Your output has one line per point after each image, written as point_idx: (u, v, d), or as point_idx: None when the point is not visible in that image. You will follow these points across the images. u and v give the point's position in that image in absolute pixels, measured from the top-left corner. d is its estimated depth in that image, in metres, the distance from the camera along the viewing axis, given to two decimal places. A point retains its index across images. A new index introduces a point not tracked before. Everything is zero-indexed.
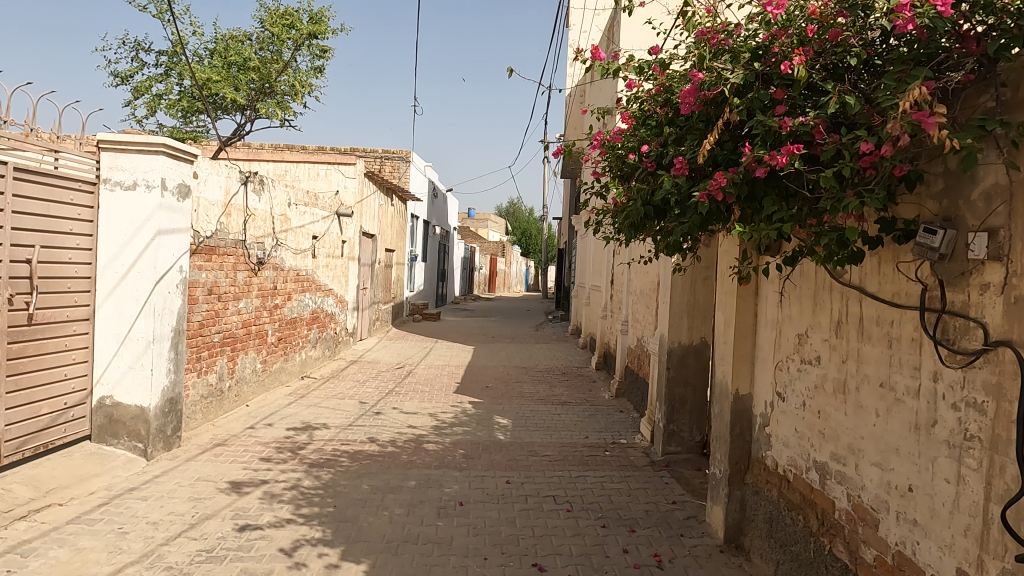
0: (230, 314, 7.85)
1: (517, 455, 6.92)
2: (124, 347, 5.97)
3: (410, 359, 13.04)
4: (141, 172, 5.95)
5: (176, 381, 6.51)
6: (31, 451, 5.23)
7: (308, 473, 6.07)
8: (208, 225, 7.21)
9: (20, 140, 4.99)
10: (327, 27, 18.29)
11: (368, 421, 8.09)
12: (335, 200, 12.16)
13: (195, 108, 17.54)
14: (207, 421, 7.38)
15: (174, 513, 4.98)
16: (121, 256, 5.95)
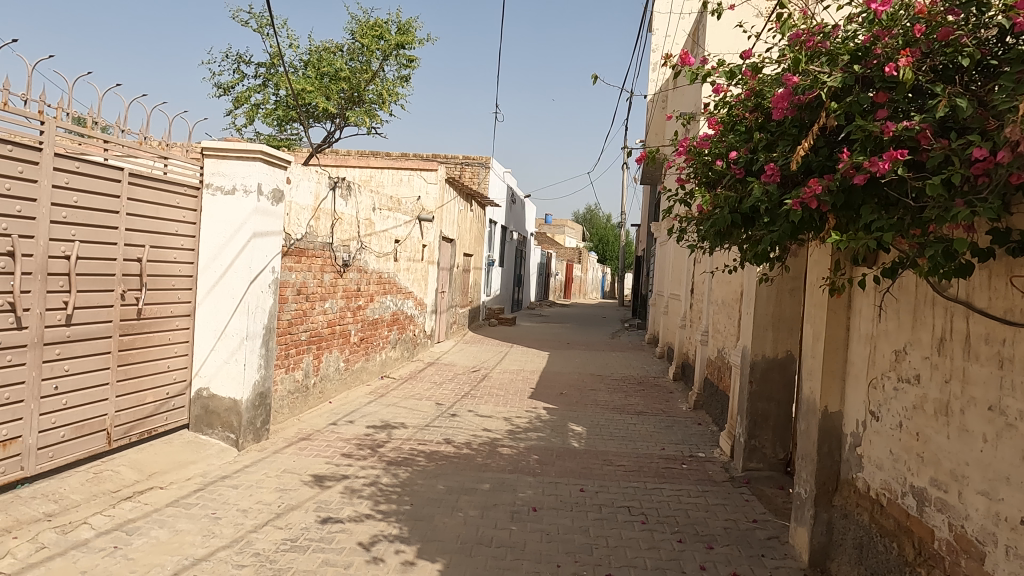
0: (317, 314, 8.19)
1: (591, 463, 6.86)
2: (220, 343, 6.32)
3: (486, 363, 13.17)
4: (239, 179, 6.28)
5: (266, 376, 6.83)
6: (136, 436, 5.63)
7: (386, 470, 6.23)
8: (298, 228, 7.56)
9: (134, 148, 5.39)
10: (414, 37, 18.84)
11: (444, 422, 8.23)
12: (416, 204, 12.48)
13: (289, 116, 18.41)
14: (293, 415, 7.70)
15: (262, 502, 5.23)
16: (220, 257, 6.30)
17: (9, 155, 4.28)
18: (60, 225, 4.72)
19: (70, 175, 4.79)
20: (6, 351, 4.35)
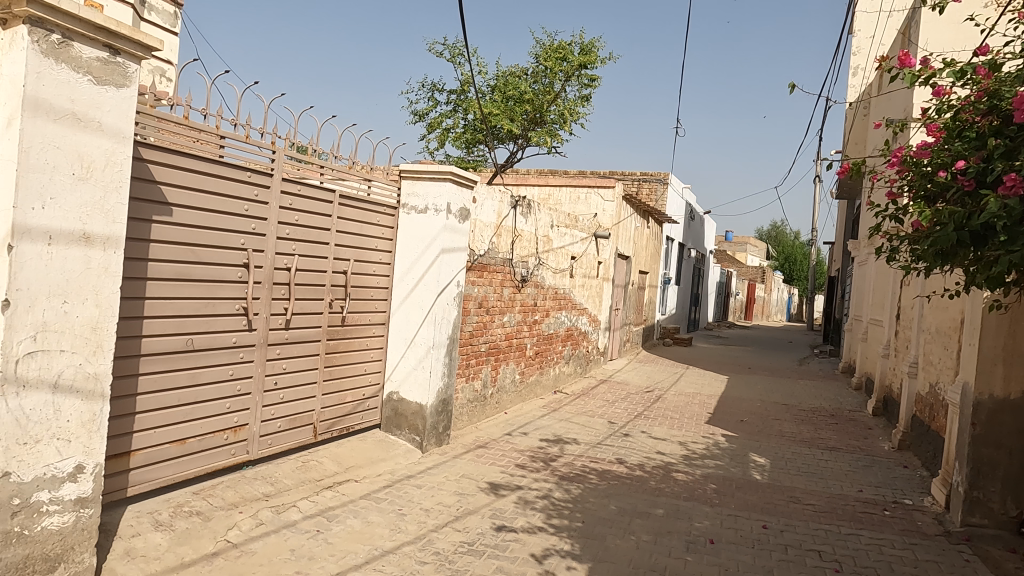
0: (496, 327, 8.52)
1: (775, 498, 6.38)
2: (409, 351, 6.79)
3: (661, 384, 12.81)
4: (431, 198, 6.74)
5: (449, 385, 7.20)
6: (337, 431, 6.23)
7: (559, 485, 6.28)
8: (481, 244, 7.94)
9: (344, 172, 6.02)
10: (596, 57, 19.07)
11: (617, 441, 8.13)
12: (592, 221, 12.55)
13: (476, 138, 19.49)
14: (472, 423, 8.06)
15: (442, 504, 5.52)
16: (412, 271, 6.78)
17: (247, 181, 4.99)
18: (284, 241, 5.38)
19: (293, 197, 5.45)
20: (239, 349, 5.04)
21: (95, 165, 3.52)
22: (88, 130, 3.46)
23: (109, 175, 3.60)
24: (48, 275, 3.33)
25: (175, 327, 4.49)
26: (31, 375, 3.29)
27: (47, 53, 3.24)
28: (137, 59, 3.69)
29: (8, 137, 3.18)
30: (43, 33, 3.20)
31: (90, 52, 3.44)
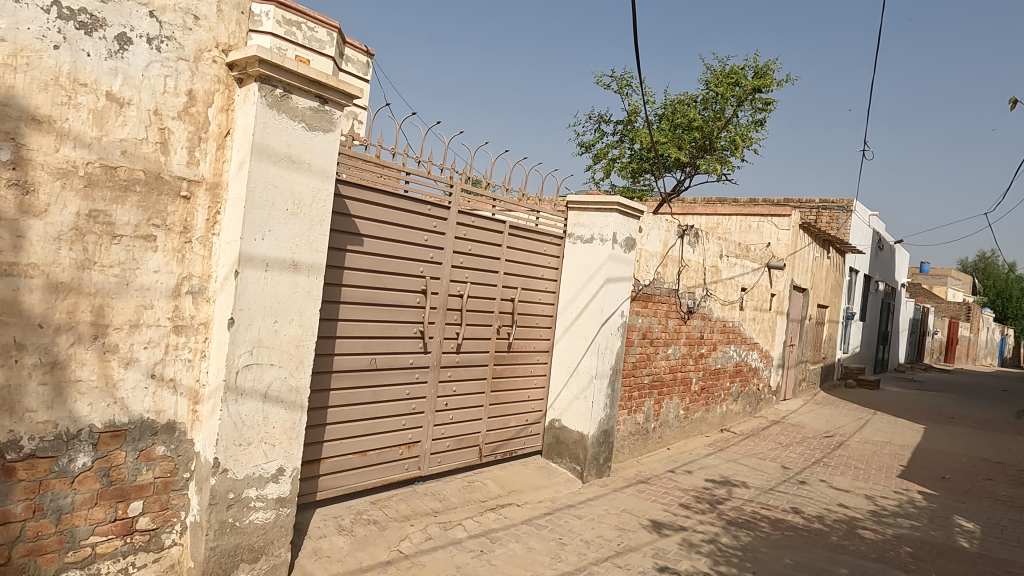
0: (660, 359, 8.31)
1: (988, 571, 5.52)
2: (572, 379, 6.82)
3: (843, 429, 11.69)
4: (598, 228, 6.78)
5: (611, 416, 7.11)
6: (501, 455, 6.41)
7: (726, 530, 5.93)
8: (647, 274, 7.82)
9: (513, 204, 6.27)
10: (772, 79, 18.21)
11: (791, 489, 7.52)
12: (766, 251, 11.89)
13: (642, 168, 19.36)
14: (633, 457, 7.89)
15: (603, 537, 5.44)
16: (576, 300, 6.84)
17: (428, 213, 5.36)
18: (458, 269, 5.70)
19: (468, 227, 5.76)
20: (415, 370, 5.37)
21: (305, 201, 3.98)
22: (300, 170, 3.93)
23: (315, 209, 4.05)
24: (264, 298, 3.81)
25: (361, 347, 4.90)
26: (247, 385, 3.76)
27: (271, 105, 3.74)
28: (342, 107, 4.14)
29: (240, 179, 3.70)
30: (269, 88, 3.71)
31: (304, 102, 3.92)
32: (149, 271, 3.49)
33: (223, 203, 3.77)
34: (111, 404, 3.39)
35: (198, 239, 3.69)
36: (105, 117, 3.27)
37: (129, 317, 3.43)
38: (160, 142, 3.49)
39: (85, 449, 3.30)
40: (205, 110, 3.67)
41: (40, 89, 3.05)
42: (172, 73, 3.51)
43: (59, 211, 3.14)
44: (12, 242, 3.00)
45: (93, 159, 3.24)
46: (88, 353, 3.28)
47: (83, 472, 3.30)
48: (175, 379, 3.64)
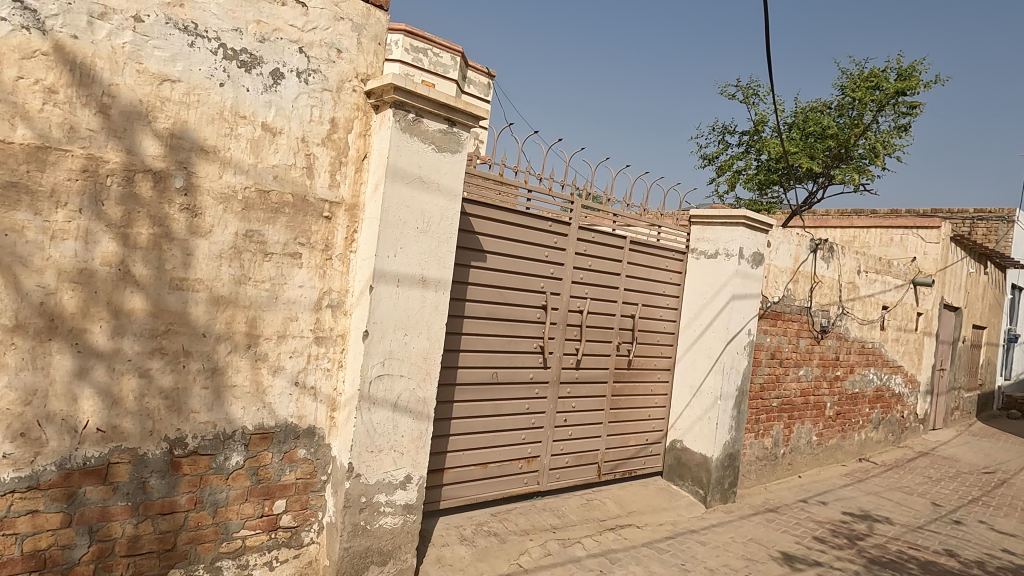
0: (790, 381, 7.85)
1: None
2: (695, 400, 6.59)
3: (1005, 466, 10.46)
4: (723, 243, 6.54)
5: (737, 439, 6.79)
6: (620, 474, 6.30)
7: (868, 569, 5.47)
8: (776, 291, 7.44)
9: (634, 219, 6.20)
10: (918, 81, 16.84)
11: (944, 529, 6.82)
12: (911, 266, 10.94)
13: (769, 179, 18.50)
14: (760, 484, 7.49)
15: (729, 566, 5.19)
16: (700, 318, 6.62)
17: (549, 230, 5.41)
18: (578, 284, 5.70)
19: (588, 243, 5.76)
20: (535, 385, 5.42)
21: (433, 219, 4.15)
22: (430, 190, 4.11)
23: (443, 227, 4.21)
24: (396, 312, 4.00)
25: (484, 361, 5.02)
26: (379, 394, 3.95)
27: (404, 129, 3.94)
28: (469, 128, 4.29)
29: (375, 199, 3.92)
30: (403, 113, 3.93)
31: (433, 125, 4.10)
32: (294, 286, 3.77)
33: (359, 222, 4.01)
34: (261, 408, 3.68)
35: (337, 257, 3.95)
36: (261, 146, 3.59)
37: (277, 328, 3.71)
38: (306, 167, 3.78)
39: (238, 448, 3.61)
40: (345, 135, 3.94)
41: (208, 122, 3.40)
42: (318, 103, 3.80)
43: (221, 232, 3.47)
44: (183, 259, 3.35)
45: (250, 184, 3.56)
46: (242, 360, 3.59)
47: (236, 469, 3.60)
48: (315, 387, 3.90)
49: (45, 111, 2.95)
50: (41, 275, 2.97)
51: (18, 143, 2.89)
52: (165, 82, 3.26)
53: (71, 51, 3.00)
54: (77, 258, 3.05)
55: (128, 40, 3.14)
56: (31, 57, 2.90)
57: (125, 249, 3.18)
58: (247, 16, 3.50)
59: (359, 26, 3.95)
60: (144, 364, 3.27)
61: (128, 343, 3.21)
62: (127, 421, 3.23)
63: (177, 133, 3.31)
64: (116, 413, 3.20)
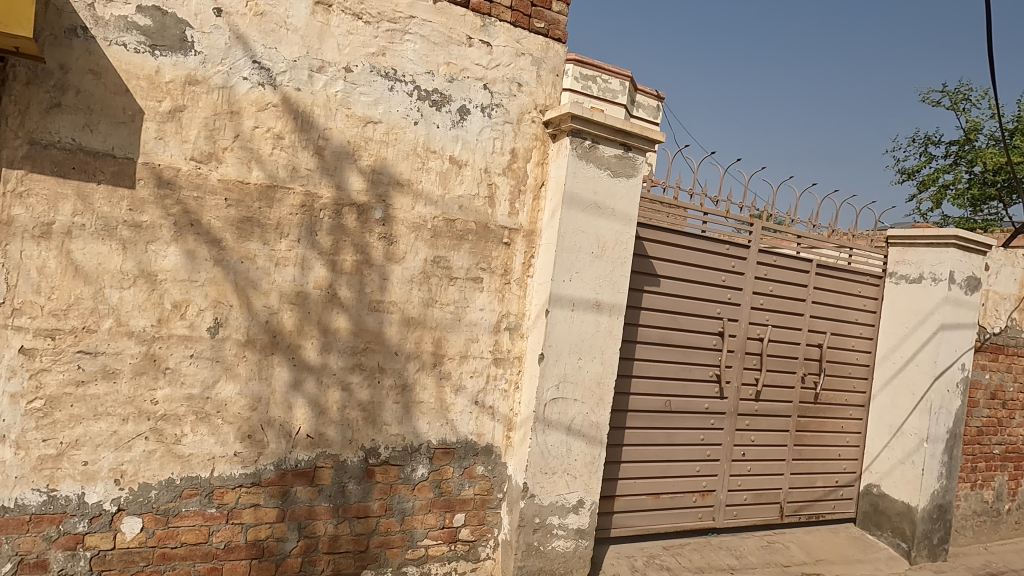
0: (1017, 425, 6.77)
1: None
2: (895, 441, 5.91)
3: None
4: (928, 266, 5.86)
5: (948, 488, 5.97)
6: (805, 517, 5.80)
7: None
8: (996, 321, 6.49)
9: (822, 240, 5.76)
10: None
11: None
12: None
13: (984, 194, 16.25)
14: (978, 542, 6.50)
15: None
16: (900, 349, 5.95)
17: (726, 253, 5.19)
18: (758, 311, 5.39)
19: (769, 267, 5.44)
20: (711, 415, 5.18)
21: (608, 244, 4.16)
22: (605, 215, 4.14)
23: (617, 252, 4.21)
24: (570, 336, 4.05)
25: (657, 388, 4.90)
26: (554, 417, 4.02)
27: (581, 156, 4.02)
28: (645, 152, 4.26)
29: (552, 226, 4.03)
30: (579, 141, 4.01)
31: (609, 150, 4.14)
32: (476, 309, 3.96)
33: (536, 248, 4.14)
34: (444, 424, 3.89)
35: (515, 281, 4.09)
36: (448, 178, 3.84)
37: (459, 348, 3.92)
38: (488, 196, 3.98)
39: (423, 461, 3.84)
40: (524, 165, 4.10)
41: (403, 158, 3.71)
42: (500, 135, 4.00)
43: (413, 258, 3.76)
44: (380, 283, 3.67)
45: (438, 214, 3.82)
46: (428, 378, 3.83)
47: (421, 481, 3.83)
48: (493, 406, 4.05)
49: (274, 154, 3.40)
50: (267, 296, 3.40)
51: (254, 183, 3.36)
52: (368, 123, 3.62)
53: (295, 101, 3.43)
54: (295, 282, 3.46)
55: (339, 89, 3.54)
56: (265, 109, 3.37)
57: (333, 275, 3.55)
58: (438, 59, 3.79)
59: (539, 59, 4.11)
60: (345, 379, 3.60)
61: (333, 358, 3.57)
62: (331, 430, 3.58)
63: (377, 169, 3.65)
64: (322, 421, 3.55)
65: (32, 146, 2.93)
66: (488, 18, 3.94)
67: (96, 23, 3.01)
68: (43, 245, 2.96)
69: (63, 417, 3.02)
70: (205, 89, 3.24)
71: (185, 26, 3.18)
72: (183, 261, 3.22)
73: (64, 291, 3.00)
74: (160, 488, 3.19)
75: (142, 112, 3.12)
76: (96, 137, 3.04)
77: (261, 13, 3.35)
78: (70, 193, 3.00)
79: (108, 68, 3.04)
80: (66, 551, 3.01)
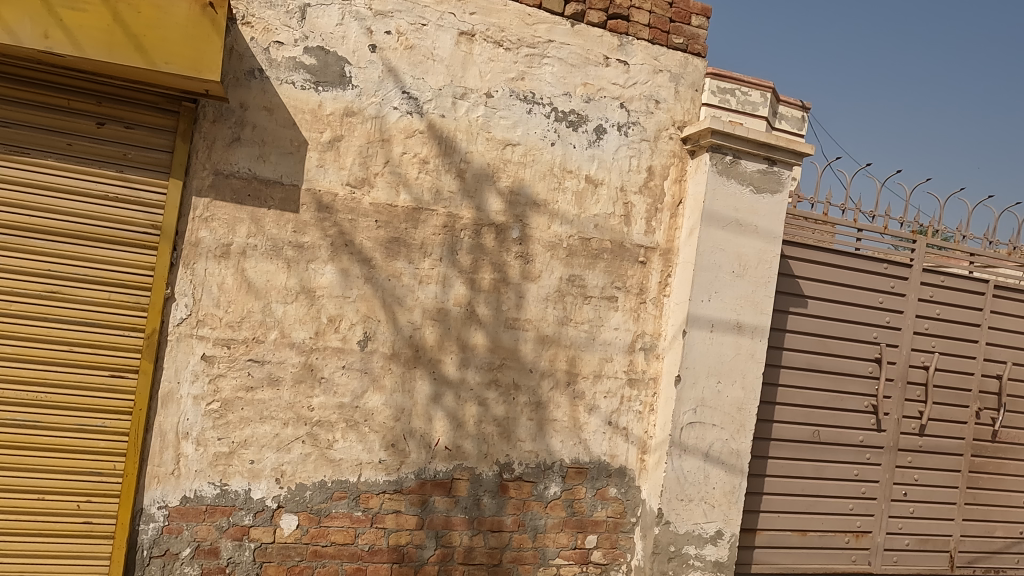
0: None
1: None
2: None
3: None
4: None
5: None
6: (981, 570, 5.14)
7: None
8: None
9: (1000, 258, 5.13)
10: None
11: None
12: None
13: None
14: None
15: None
16: None
17: (884, 273, 4.78)
18: (922, 336, 4.90)
19: (936, 288, 4.94)
20: (867, 449, 4.76)
21: (750, 262, 3.98)
22: (747, 233, 3.97)
23: (761, 271, 4.01)
24: (709, 359, 3.91)
25: (803, 417, 4.59)
26: (690, 442, 3.88)
27: (721, 172, 3.90)
28: (791, 166, 4.04)
29: (690, 244, 3.93)
30: (719, 156, 3.90)
31: (753, 165, 3.97)
32: (611, 328, 3.93)
33: (673, 266, 4.04)
34: (578, 443, 3.88)
35: (652, 300, 4.01)
36: (584, 198, 3.87)
37: (594, 368, 3.90)
38: (624, 215, 3.95)
39: (556, 479, 3.84)
40: (661, 182, 4.02)
41: (540, 178, 3.79)
42: (636, 153, 3.96)
43: (549, 276, 3.80)
44: (516, 301, 3.75)
45: (574, 233, 3.85)
46: (562, 397, 3.84)
47: (554, 499, 3.83)
48: (627, 427, 3.97)
49: (420, 178, 3.59)
50: (411, 312, 3.58)
51: (401, 205, 3.56)
52: (508, 146, 3.73)
53: (440, 127, 3.62)
54: (437, 299, 3.62)
55: (480, 114, 3.69)
56: (412, 136, 3.58)
57: (472, 292, 3.68)
58: (575, 80, 3.84)
59: (677, 75, 4.04)
60: (482, 394, 3.70)
61: (471, 374, 3.68)
62: (467, 443, 3.68)
63: (515, 190, 3.75)
64: (460, 434, 3.67)
65: (216, 176, 3.31)
66: (625, 37, 3.94)
67: (270, 64, 3.35)
68: (222, 264, 3.32)
69: (235, 418, 3.35)
70: (360, 120, 3.49)
71: (345, 63, 3.47)
72: (338, 278, 3.48)
73: (239, 305, 3.35)
74: (314, 489, 3.44)
75: (306, 143, 3.42)
76: (268, 167, 3.37)
77: (411, 47, 3.57)
78: (246, 217, 3.35)
79: (279, 104, 3.37)
80: (234, 541, 3.32)
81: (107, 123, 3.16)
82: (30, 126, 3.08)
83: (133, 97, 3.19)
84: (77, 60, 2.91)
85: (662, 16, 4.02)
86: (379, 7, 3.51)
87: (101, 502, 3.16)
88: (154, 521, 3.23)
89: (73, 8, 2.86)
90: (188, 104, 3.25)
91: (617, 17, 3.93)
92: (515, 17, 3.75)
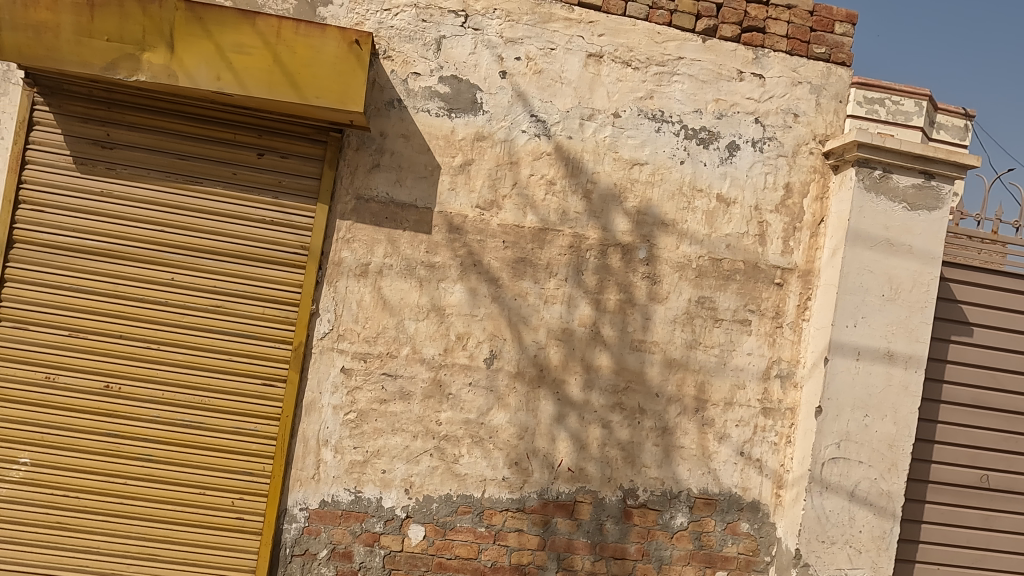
0: None
1: None
2: None
3: None
4: None
5: None
6: None
7: None
8: None
9: None
10: None
11: None
12: None
13: None
14: None
15: None
16: None
17: None
18: None
19: None
20: None
21: (903, 285, 3.65)
22: (900, 254, 3.64)
23: (917, 295, 3.66)
24: (855, 390, 3.61)
25: (969, 459, 4.10)
26: (833, 479, 3.59)
27: (869, 188, 3.62)
28: (952, 179, 3.67)
29: (833, 266, 3.67)
30: (867, 171, 3.62)
31: (906, 180, 3.65)
32: (743, 353, 3.74)
33: (814, 289, 3.78)
34: (706, 473, 3.71)
35: (789, 324, 3.77)
36: (715, 217, 3.73)
37: (725, 395, 3.73)
38: (758, 235, 3.76)
39: (683, 509, 3.69)
40: (800, 200, 3.80)
41: (669, 198, 3.71)
42: (772, 170, 3.77)
43: (677, 298, 3.70)
44: (642, 322, 3.67)
45: (704, 253, 3.72)
46: (690, 423, 3.70)
47: (680, 530, 3.68)
48: (762, 459, 3.75)
49: (547, 200, 3.64)
50: (536, 332, 3.61)
51: (528, 226, 3.62)
52: (635, 165, 3.69)
53: (567, 149, 3.65)
54: (562, 319, 3.63)
55: (608, 134, 3.68)
56: (540, 158, 3.64)
57: (597, 313, 3.65)
58: (707, 97, 3.73)
59: (819, 87, 3.81)
60: (606, 417, 3.65)
61: (595, 396, 3.64)
62: (591, 465, 3.64)
63: (643, 210, 3.69)
64: (583, 456, 3.63)
65: (357, 201, 3.54)
66: (761, 50, 3.78)
67: (408, 95, 3.55)
68: (361, 282, 3.53)
69: (369, 429, 3.53)
70: (490, 144, 3.60)
71: (476, 90, 3.60)
72: (466, 297, 3.58)
73: (375, 321, 3.54)
74: (440, 502, 3.54)
75: (439, 167, 3.58)
76: (404, 191, 3.56)
77: (540, 72, 3.65)
78: (383, 238, 3.55)
79: (415, 132, 3.56)
80: (366, 546, 3.48)
81: (266, 154, 3.49)
82: (203, 158, 3.46)
83: (289, 130, 3.50)
84: (242, 98, 3.24)
85: (801, 26, 3.82)
86: (509, 34, 3.62)
87: (252, 500, 3.44)
88: (296, 522, 3.46)
89: (241, 52, 3.19)
90: (335, 135, 3.51)
91: (751, 30, 3.79)
92: (644, 36, 3.72)
